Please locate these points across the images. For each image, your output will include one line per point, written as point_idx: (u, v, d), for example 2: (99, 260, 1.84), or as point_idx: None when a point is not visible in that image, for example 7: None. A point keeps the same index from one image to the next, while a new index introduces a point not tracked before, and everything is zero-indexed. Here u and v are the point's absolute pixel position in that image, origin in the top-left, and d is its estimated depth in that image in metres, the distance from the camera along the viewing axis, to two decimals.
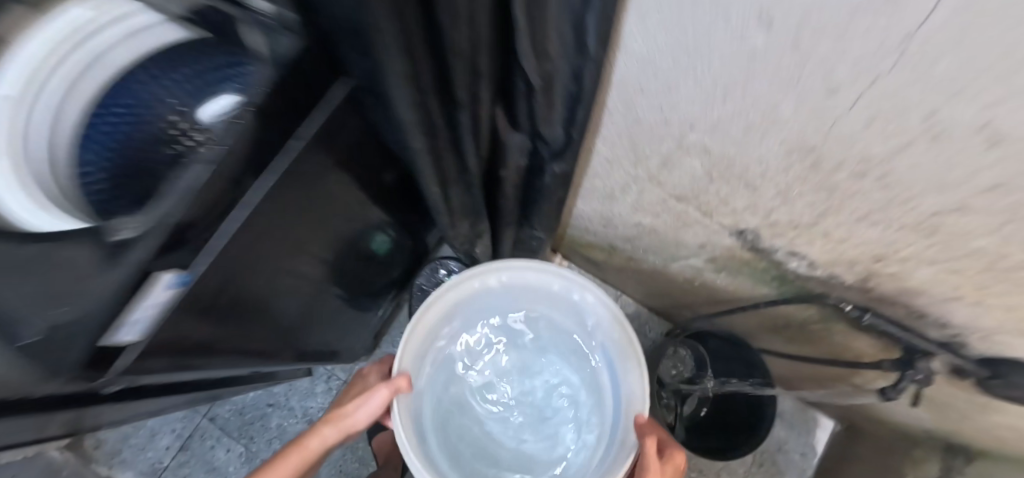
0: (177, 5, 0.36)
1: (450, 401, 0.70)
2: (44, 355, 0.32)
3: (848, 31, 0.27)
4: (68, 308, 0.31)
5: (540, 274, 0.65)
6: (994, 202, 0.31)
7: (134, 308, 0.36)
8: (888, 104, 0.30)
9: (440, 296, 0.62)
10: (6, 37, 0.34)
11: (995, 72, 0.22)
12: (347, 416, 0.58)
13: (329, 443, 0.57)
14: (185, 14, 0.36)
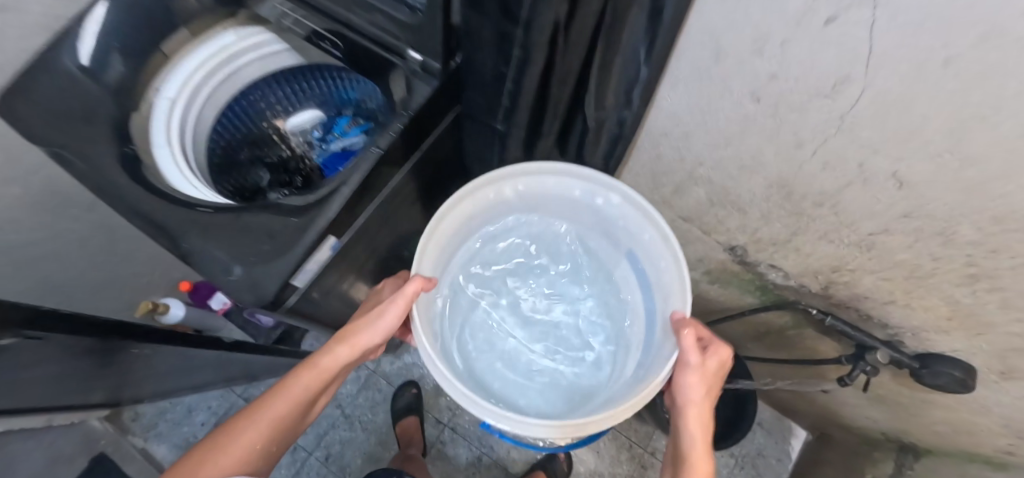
0: (360, 43, 0.53)
1: (470, 325, 0.65)
2: (241, 289, 0.48)
3: (810, 107, 0.45)
4: (255, 258, 0.48)
5: (560, 179, 0.58)
6: (908, 225, 0.48)
7: (310, 259, 0.50)
8: (836, 154, 0.47)
9: (457, 201, 0.56)
10: (179, 57, 0.62)
11: (899, 130, 0.41)
12: (357, 335, 0.54)
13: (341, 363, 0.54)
14: (364, 54, 0.53)
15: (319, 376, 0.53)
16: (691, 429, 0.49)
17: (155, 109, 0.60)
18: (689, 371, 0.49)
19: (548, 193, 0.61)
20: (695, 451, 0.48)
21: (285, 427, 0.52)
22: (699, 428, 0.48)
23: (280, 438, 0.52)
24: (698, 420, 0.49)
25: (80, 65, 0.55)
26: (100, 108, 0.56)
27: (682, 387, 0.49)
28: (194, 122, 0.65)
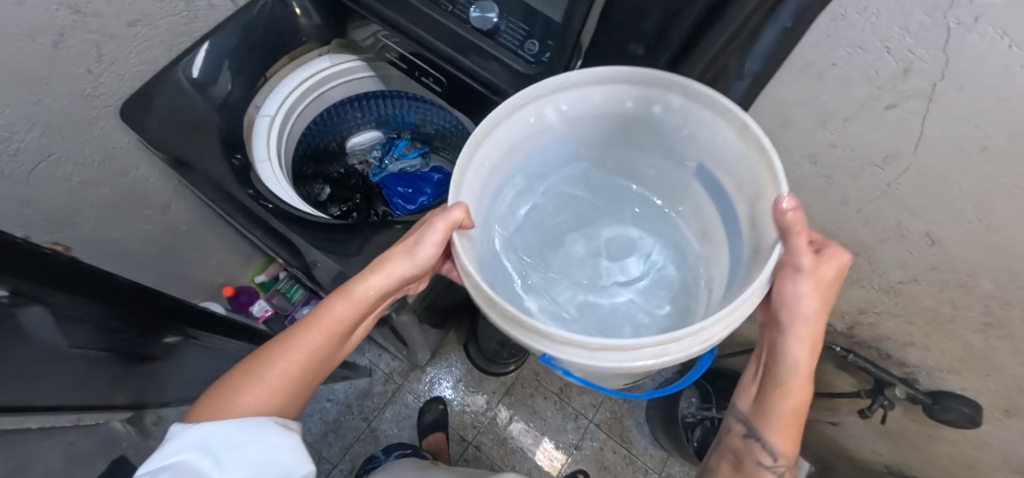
0: (468, 82, 0.59)
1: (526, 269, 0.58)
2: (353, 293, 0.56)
3: (858, 175, 0.53)
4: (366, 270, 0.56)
5: (608, 89, 0.50)
6: (934, 276, 0.56)
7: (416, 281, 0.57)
8: (876, 213, 0.56)
9: (492, 129, 0.48)
10: (279, 75, 0.66)
11: (935, 198, 0.49)
12: (390, 261, 0.52)
13: (376, 289, 0.53)
14: (469, 91, 0.60)
15: (354, 305, 0.54)
16: (797, 352, 0.47)
17: (255, 126, 0.64)
18: (801, 280, 0.44)
19: (596, 112, 0.54)
20: (800, 374, 0.48)
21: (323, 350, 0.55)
22: (808, 349, 0.47)
23: (316, 364, 0.55)
24: (807, 340, 0.47)
25: (192, 77, 0.59)
26: (210, 120, 0.60)
27: (793, 305, 0.46)
28: (287, 136, 0.68)
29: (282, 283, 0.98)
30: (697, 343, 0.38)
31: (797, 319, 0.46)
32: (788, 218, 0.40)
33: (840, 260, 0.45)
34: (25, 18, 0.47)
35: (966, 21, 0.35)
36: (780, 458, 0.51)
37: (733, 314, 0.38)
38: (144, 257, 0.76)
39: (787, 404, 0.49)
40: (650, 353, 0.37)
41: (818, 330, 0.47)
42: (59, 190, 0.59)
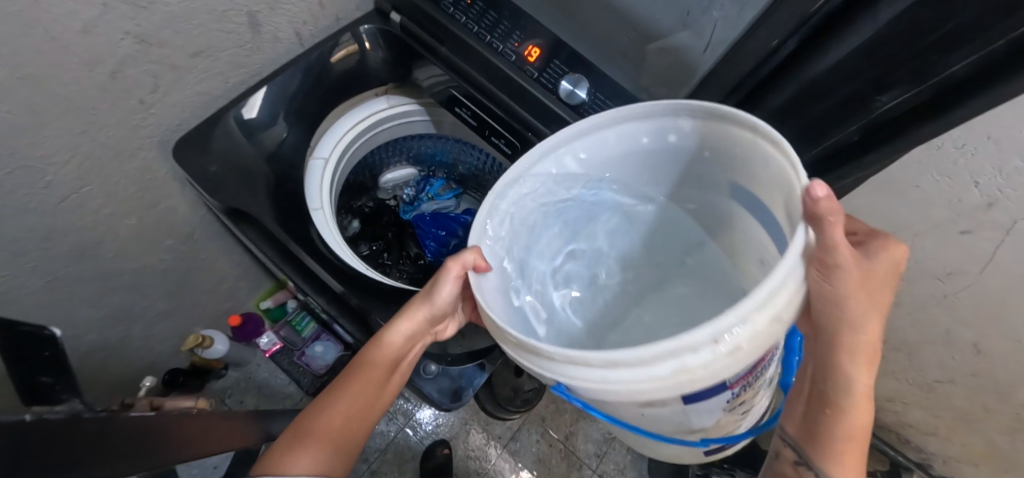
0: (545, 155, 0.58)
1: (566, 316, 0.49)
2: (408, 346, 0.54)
3: (916, 285, 0.56)
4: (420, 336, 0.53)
5: (622, 128, 0.39)
6: (975, 382, 0.58)
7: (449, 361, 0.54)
8: (924, 319, 0.58)
9: (499, 197, 0.39)
10: (336, 115, 0.62)
11: (992, 318, 0.51)
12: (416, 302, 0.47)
13: (406, 333, 0.47)
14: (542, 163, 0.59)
15: (387, 355, 0.48)
16: (850, 364, 0.34)
17: (308, 170, 0.60)
18: (841, 276, 0.30)
19: (619, 160, 0.43)
20: (859, 392, 0.34)
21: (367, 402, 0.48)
22: (861, 356, 0.34)
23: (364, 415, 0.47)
24: (858, 347, 0.34)
25: (244, 118, 0.56)
26: (260, 165, 0.56)
27: (832, 309, 0.32)
28: (337, 179, 0.65)
29: (292, 314, 0.92)
30: (722, 355, 0.24)
31: (844, 322, 0.33)
32: (816, 208, 0.26)
33: (894, 253, 0.34)
34: (88, 47, 0.41)
35: None
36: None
37: (766, 323, 0.25)
38: (156, 287, 0.70)
39: (847, 434, 0.35)
40: (660, 364, 0.24)
41: (871, 330, 0.34)
42: (84, 223, 0.53)
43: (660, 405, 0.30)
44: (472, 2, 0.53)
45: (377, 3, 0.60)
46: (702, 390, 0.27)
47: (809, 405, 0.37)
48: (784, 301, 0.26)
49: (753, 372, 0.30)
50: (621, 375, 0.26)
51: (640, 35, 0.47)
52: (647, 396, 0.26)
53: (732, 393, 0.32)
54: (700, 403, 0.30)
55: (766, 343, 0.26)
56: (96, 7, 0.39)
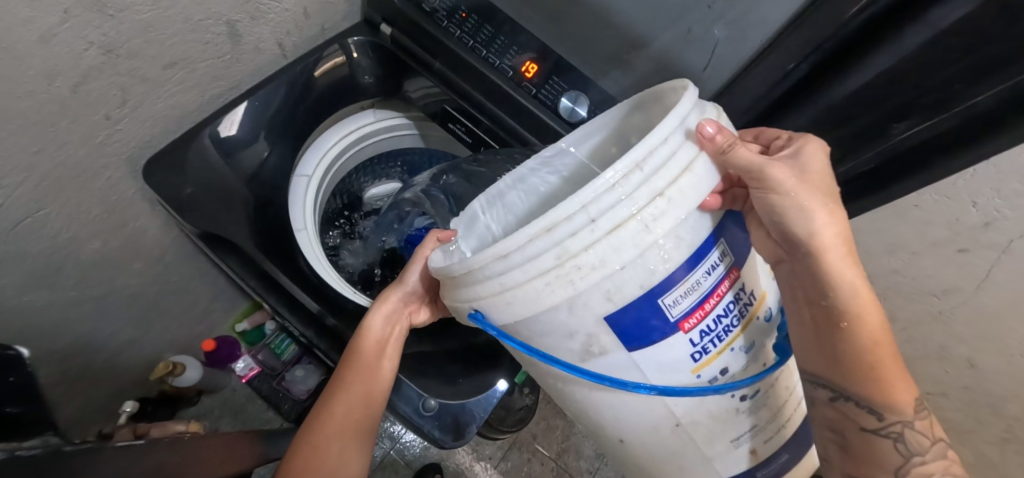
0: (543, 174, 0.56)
1: None
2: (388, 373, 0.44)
3: (912, 303, 0.56)
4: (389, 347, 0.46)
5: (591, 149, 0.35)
6: (968, 394, 0.59)
7: (460, 397, 0.44)
8: (916, 335, 0.58)
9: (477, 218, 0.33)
10: (321, 132, 0.61)
11: (987, 333, 0.52)
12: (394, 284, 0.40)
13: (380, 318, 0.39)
14: None
15: (362, 342, 0.39)
16: (836, 264, 0.26)
17: (292, 187, 0.58)
18: (775, 171, 0.25)
19: None
20: (858, 292, 0.26)
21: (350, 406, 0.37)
22: (843, 254, 0.26)
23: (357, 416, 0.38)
24: (832, 249, 0.25)
25: (222, 136, 0.51)
26: (238, 185, 0.52)
27: (798, 227, 0.25)
28: (323, 193, 0.63)
29: (270, 337, 0.86)
30: (603, 233, 0.20)
31: (813, 226, 0.25)
32: (716, 144, 0.22)
33: (821, 148, 0.27)
34: (46, 58, 0.36)
35: None
36: (910, 421, 0.28)
37: (647, 196, 0.20)
38: (123, 314, 0.64)
39: (870, 346, 0.27)
40: (537, 248, 0.20)
41: (839, 223, 0.26)
42: (41, 249, 0.47)
43: (600, 353, 0.23)
44: (467, 15, 0.51)
45: (366, 14, 0.58)
46: (628, 310, 0.21)
47: (817, 332, 0.28)
48: (672, 177, 0.21)
49: (708, 307, 0.23)
50: (509, 273, 0.21)
51: (643, 52, 0.45)
52: (546, 301, 0.21)
53: (694, 349, 0.23)
54: (648, 352, 0.23)
55: (663, 226, 0.20)
56: (55, 15, 0.35)
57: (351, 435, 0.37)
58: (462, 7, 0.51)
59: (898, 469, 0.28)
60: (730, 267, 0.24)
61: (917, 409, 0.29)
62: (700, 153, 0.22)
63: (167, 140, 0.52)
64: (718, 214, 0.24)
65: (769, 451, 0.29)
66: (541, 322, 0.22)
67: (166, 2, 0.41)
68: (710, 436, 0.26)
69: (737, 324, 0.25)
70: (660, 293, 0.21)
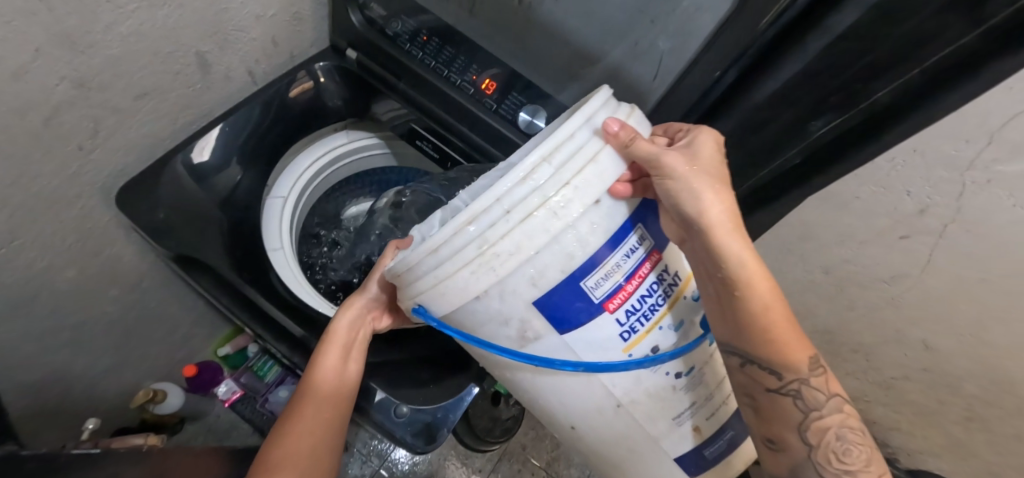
0: None
1: None
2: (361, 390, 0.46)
3: (866, 291, 0.58)
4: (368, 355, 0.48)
5: None
6: (929, 377, 0.61)
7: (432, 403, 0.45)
8: (875, 321, 0.61)
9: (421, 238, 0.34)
10: (293, 154, 0.62)
11: (936, 316, 0.54)
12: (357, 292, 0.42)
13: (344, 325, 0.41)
14: None
15: (329, 348, 0.40)
16: (727, 241, 0.26)
17: (267, 209, 0.59)
18: (674, 163, 0.25)
19: None
20: (750, 265, 0.26)
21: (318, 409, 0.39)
22: (731, 229, 0.26)
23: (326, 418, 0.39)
24: (721, 226, 0.25)
25: (195, 162, 0.53)
26: (211, 209, 0.54)
27: (689, 209, 0.25)
28: (298, 214, 0.65)
29: (253, 359, 0.86)
30: (516, 222, 0.22)
31: (705, 205, 0.25)
32: (620, 139, 0.24)
33: (710, 136, 0.28)
34: (17, 93, 0.38)
35: (978, 181, 0.39)
36: (805, 378, 0.29)
37: (554, 187, 0.23)
38: (100, 342, 0.65)
39: (766, 315, 0.28)
40: (462, 242, 0.23)
41: (728, 199, 0.26)
42: (15, 279, 0.48)
43: (535, 337, 0.26)
44: (428, 38, 0.54)
45: (333, 41, 0.60)
46: (553, 294, 0.24)
47: (721, 304, 0.28)
48: (578, 168, 0.23)
49: (629, 288, 0.25)
50: (442, 267, 0.24)
51: (591, 64, 0.48)
52: (474, 288, 0.24)
53: (622, 329, 0.26)
54: (578, 333, 0.26)
55: (571, 212, 0.23)
56: (26, 53, 0.37)
57: (325, 437, 0.38)
58: (423, 30, 0.53)
59: (800, 424, 0.29)
60: (651, 250, 0.27)
61: (812, 365, 0.30)
62: (606, 146, 0.24)
63: (140, 168, 0.54)
64: (634, 202, 0.26)
65: (712, 428, 0.32)
66: (480, 311, 0.25)
67: (136, 37, 0.43)
68: (651, 415, 0.30)
69: (663, 303, 0.28)
70: (581, 277, 0.24)
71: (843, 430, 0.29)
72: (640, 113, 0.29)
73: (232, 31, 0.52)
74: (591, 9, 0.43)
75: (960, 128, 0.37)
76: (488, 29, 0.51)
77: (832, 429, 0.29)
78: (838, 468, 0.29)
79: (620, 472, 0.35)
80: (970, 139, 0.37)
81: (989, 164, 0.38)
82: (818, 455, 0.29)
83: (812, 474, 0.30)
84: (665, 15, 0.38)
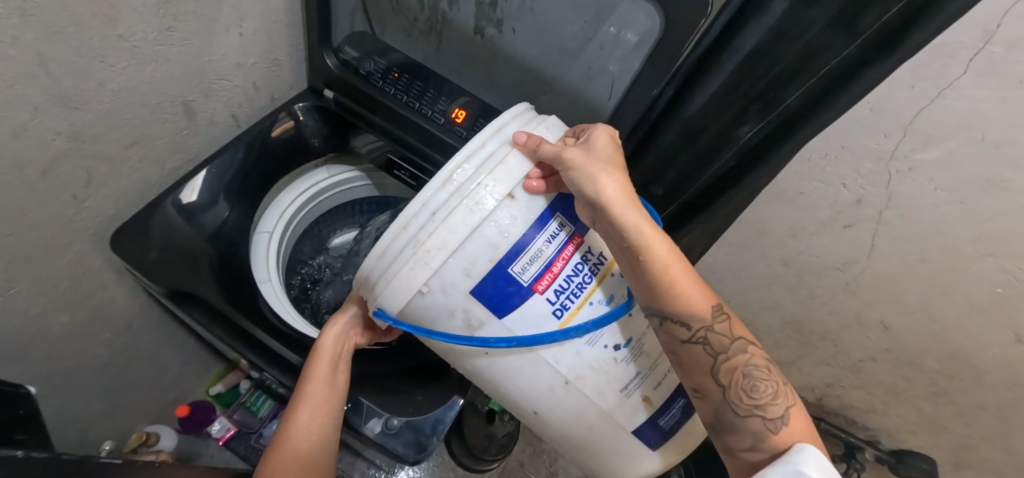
0: None
1: None
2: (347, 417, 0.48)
3: (822, 281, 0.62)
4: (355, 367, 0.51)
5: None
6: (891, 357, 0.65)
7: (417, 415, 0.48)
8: (835, 309, 0.65)
9: None
10: (278, 190, 0.66)
11: (885, 299, 0.58)
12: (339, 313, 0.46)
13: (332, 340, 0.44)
14: None
15: (320, 362, 0.43)
16: (624, 212, 0.31)
17: (254, 243, 0.62)
18: (569, 155, 0.31)
19: None
20: (645, 229, 0.31)
21: (314, 421, 0.41)
22: (625, 203, 0.31)
23: (321, 427, 0.42)
24: (617, 200, 0.31)
25: (184, 202, 0.56)
26: (200, 248, 0.56)
27: (589, 192, 0.31)
28: (284, 246, 0.68)
29: (246, 395, 0.86)
30: (439, 222, 0.30)
31: (598, 183, 0.31)
32: (522, 149, 0.32)
33: (604, 131, 0.34)
34: (17, 149, 0.41)
35: (901, 170, 0.42)
36: (709, 325, 0.33)
37: (464, 192, 0.30)
38: (92, 387, 0.66)
39: (666, 272, 0.32)
40: (403, 243, 0.31)
41: (620, 180, 0.32)
42: (12, 326, 0.50)
43: (478, 322, 0.32)
44: (399, 75, 0.58)
45: (310, 83, 0.65)
46: (484, 279, 0.31)
47: (630, 268, 0.33)
48: (486, 175, 0.31)
49: (554, 269, 0.32)
50: (390, 267, 0.32)
51: (548, 88, 0.53)
52: (416, 281, 0.31)
53: (553, 306, 0.32)
54: (514, 312, 0.32)
55: (482, 208, 0.30)
56: (26, 112, 0.40)
57: (321, 440, 0.41)
58: (394, 68, 0.58)
59: (711, 368, 0.33)
60: (572, 234, 0.33)
61: (716, 313, 0.33)
62: (512, 153, 0.32)
63: (132, 212, 0.56)
64: (550, 196, 0.32)
65: (662, 398, 0.36)
66: (430, 305, 0.32)
67: (126, 91, 0.47)
68: (599, 389, 0.35)
69: (592, 279, 0.34)
70: (507, 264, 0.31)
71: (750, 369, 0.32)
72: (554, 119, 0.36)
73: (215, 80, 0.56)
74: (547, 42, 0.48)
75: (877, 124, 0.40)
76: (455, 64, 0.56)
77: (739, 369, 0.32)
78: (748, 404, 0.32)
79: (595, 456, 0.39)
80: (888, 133, 0.40)
81: (908, 153, 0.40)
82: (731, 395, 0.32)
83: (730, 414, 0.32)
84: (613, 42, 0.43)
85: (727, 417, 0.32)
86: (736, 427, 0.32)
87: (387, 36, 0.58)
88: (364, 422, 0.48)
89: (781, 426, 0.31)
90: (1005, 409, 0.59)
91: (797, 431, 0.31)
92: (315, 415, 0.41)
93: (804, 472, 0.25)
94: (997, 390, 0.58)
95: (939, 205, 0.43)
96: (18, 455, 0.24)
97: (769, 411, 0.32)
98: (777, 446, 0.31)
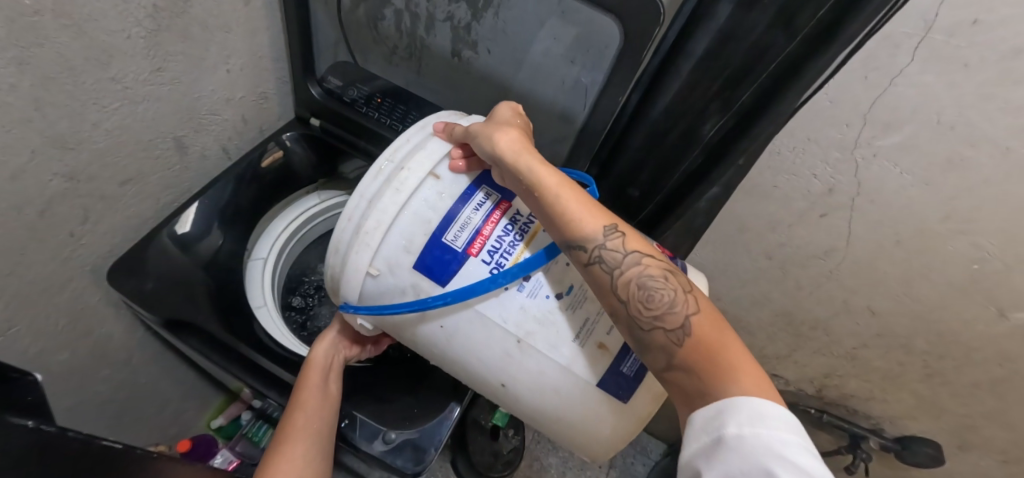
0: None
1: None
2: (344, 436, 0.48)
3: (806, 271, 0.63)
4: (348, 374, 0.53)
5: None
6: (882, 342, 0.66)
7: (416, 427, 0.49)
8: (823, 298, 0.65)
9: None
10: (271, 218, 0.68)
11: (868, 285, 0.59)
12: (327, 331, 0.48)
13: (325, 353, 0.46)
14: None
15: (312, 372, 0.45)
16: (512, 156, 0.33)
17: (249, 270, 0.64)
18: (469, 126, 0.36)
19: None
20: (532, 166, 0.33)
21: (310, 426, 0.42)
22: (515, 150, 0.33)
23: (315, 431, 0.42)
24: (507, 147, 0.34)
25: (178, 233, 0.57)
26: (195, 278, 0.57)
27: (484, 146, 0.34)
28: (280, 273, 0.70)
29: (247, 426, 0.85)
30: (373, 206, 0.35)
31: (485, 136, 0.34)
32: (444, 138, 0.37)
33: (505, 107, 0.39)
34: (17, 192, 0.43)
35: (867, 157, 0.43)
36: (601, 243, 0.32)
37: (392, 178, 0.35)
38: (90, 424, 0.65)
39: (556, 200, 0.33)
40: (350, 233, 0.36)
41: (508, 133, 0.35)
42: (11, 365, 0.51)
43: (426, 293, 0.36)
44: (381, 100, 0.60)
45: (297, 113, 0.67)
46: (422, 251, 0.34)
47: (530, 206, 0.34)
48: (410, 161, 0.35)
49: (484, 232, 0.34)
50: (342, 255, 0.37)
51: (522, 101, 0.55)
52: (363, 262, 0.35)
53: (489, 265, 0.35)
54: (456, 279, 0.35)
55: (407, 187, 0.34)
56: (25, 154, 0.42)
57: (313, 442, 0.42)
58: (376, 94, 0.61)
59: (614, 289, 0.32)
60: (499, 200, 0.36)
61: (610, 231, 0.33)
62: (432, 142, 0.37)
63: (127, 246, 0.58)
64: (474, 174, 0.36)
65: (617, 345, 0.37)
66: (384, 286, 0.36)
67: (120, 129, 0.49)
68: (551, 342, 0.36)
69: (521, 239, 0.36)
70: (441, 234, 0.34)
71: (647, 280, 0.32)
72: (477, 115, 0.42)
73: (206, 115, 0.58)
74: (519, 59, 0.50)
75: (837, 114, 0.41)
76: (435, 85, 0.59)
77: (638, 282, 0.32)
78: (648, 316, 0.31)
79: (574, 426, 0.40)
80: (849, 123, 0.41)
81: (870, 141, 0.42)
82: (633, 310, 0.32)
83: (638, 330, 0.32)
84: (579, 55, 0.45)
85: (637, 334, 0.32)
86: (646, 343, 0.31)
87: (369, 64, 0.61)
88: (362, 441, 0.48)
89: (683, 336, 0.30)
90: (999, 385, 0.60)
91: (699, 338, 0.30)
92: (312, 415, 0.43)
93: (727, 435, 0.25)
94: (988, 366, 0.59)
95: (905, 189, 0.44)
96: (29, 425, 0.26)
97: (669, 321, 0.31)
98: (682, 356, 0.30)
